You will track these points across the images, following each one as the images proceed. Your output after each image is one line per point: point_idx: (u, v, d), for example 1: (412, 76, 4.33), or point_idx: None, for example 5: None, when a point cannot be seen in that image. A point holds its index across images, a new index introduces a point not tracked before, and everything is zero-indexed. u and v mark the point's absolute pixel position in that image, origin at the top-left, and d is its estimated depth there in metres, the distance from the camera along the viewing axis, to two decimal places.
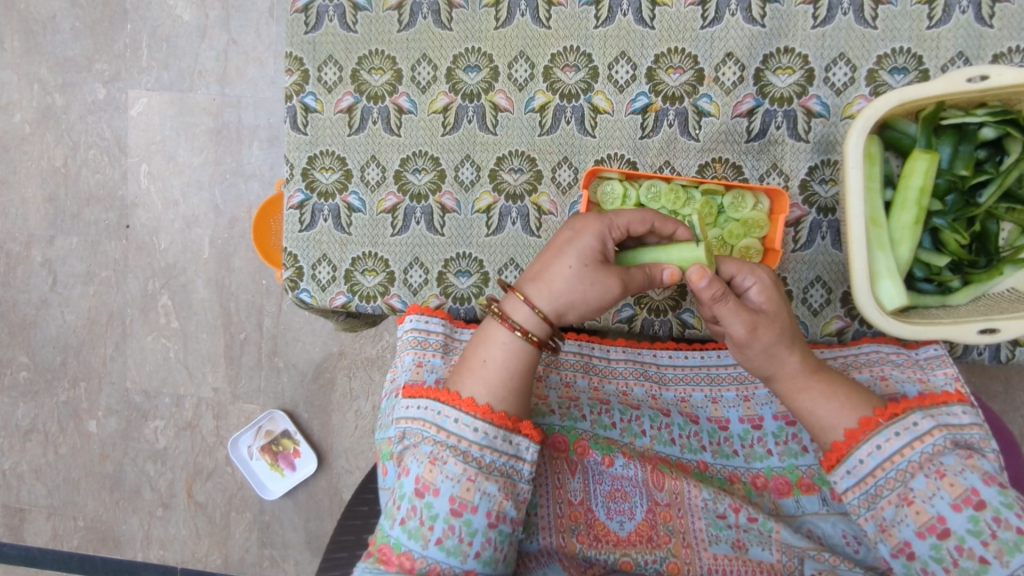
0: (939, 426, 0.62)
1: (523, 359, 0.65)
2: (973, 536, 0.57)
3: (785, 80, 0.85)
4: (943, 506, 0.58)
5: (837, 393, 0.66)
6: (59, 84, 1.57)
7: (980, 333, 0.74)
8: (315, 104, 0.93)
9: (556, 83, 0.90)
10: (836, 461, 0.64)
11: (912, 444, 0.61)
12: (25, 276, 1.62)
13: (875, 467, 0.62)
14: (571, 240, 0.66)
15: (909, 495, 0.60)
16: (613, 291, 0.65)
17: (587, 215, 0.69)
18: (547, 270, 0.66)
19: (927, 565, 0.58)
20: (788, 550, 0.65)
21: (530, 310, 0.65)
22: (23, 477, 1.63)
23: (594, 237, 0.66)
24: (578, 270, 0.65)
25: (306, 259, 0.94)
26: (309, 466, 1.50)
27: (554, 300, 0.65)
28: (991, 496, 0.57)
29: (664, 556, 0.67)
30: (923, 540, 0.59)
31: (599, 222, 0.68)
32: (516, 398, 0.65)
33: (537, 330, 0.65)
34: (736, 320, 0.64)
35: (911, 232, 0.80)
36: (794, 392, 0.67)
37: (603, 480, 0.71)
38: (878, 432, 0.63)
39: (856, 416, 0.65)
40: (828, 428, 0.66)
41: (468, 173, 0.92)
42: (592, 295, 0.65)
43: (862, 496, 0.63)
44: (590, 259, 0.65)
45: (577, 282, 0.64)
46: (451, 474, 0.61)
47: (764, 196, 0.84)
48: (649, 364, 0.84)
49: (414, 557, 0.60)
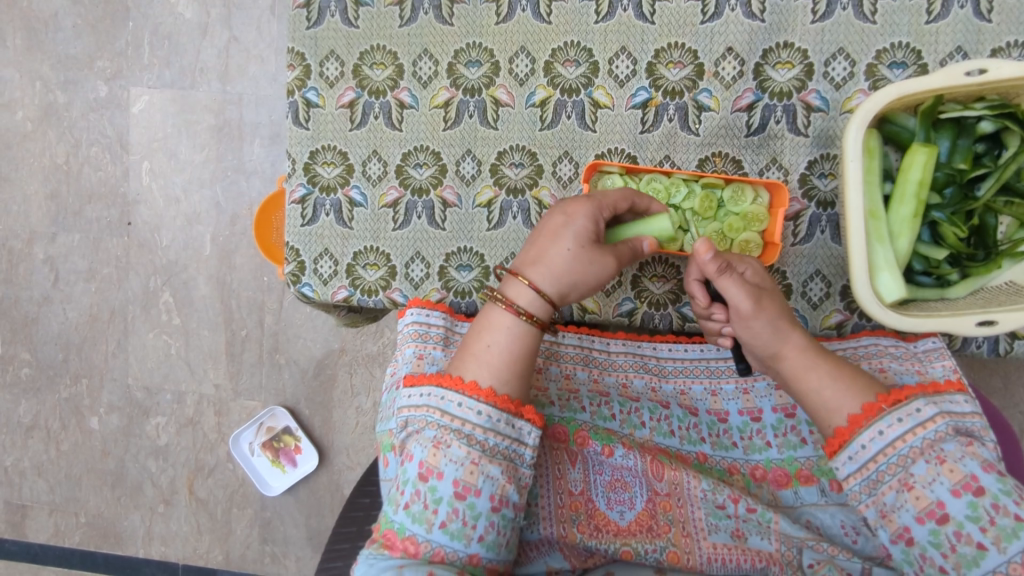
0: (942, 413, 0.63)
1: (529, 342, 0.68)
2: (971, 522, 0.57)
3: (784, 74, 0.85)
4: (943, 491, 0.58)
5: (842, 375, 0.67)
6: (61, 81, 1.58)
7: (978, 326, 0.75)
8: (317, 99, 0.94)
9: (556, 78, 0.90)
10: (839, 447, 0.65)
11: (914, 430, 0.62)
12: (26, 273, 1.62)
13: (878, 452, 0.63)
14: (565, 225, 0.71)
15: (909, 480, 0.61)
16: (609, 268, 0.71)
17: (577, 201, 0.73)
18: (545, 254, 0.70)
19: (926, 550, 0.59)
20: (787, 540, 0.65)
21: (535, 294, 0.68)
22: (25, 473, 1.64)
23: (587, 220, 0.72)
24: (577, 251, 0.69)
25: (308, 254, 0.94)
26: (310, 462, 1.50)
27: (557, 281, 0.69)
28: (990, 483, 0.57)
29: (664, 545, 0.66)
30: (922, 526, 0.59)
31: (590, 205, 0.73)
32: (522, 381, 0.67)
33: (541, 312, 0.69)
34: (742, 294, 0.70)
35: (910, 225, 0.80)
36: (801, 373, 0.68)
37: (603, 471, 0.71)
38: (880, 418, 0.63)
39: (859, 401, 0.65)
40: (835, 410, 0.66)
41: (469, 167, 0.92)
42: (591, 273, 0.70)
43: (863, 483, 0.63)
44: (585, 240, 0.70)
45: (577, 261, 0.70)
46: (455, 457, 0.62)
47: (763, 190, 0.85)
48: (649, 357, 0.85)
49: (418, 542, 0.60)
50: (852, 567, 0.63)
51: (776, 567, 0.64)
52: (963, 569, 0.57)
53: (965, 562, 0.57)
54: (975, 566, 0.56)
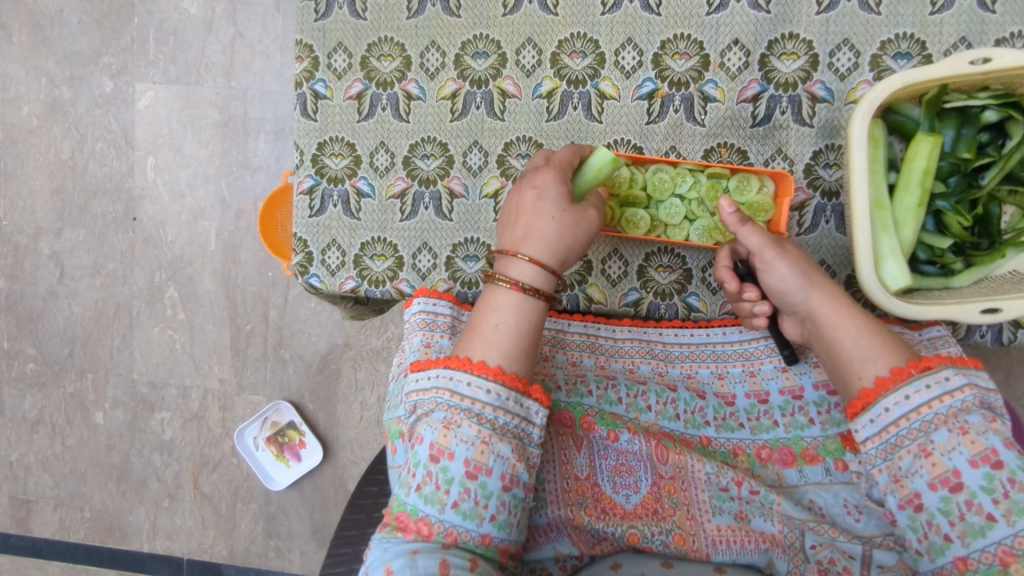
0: (970, 384, 0.63)
1: (537, 313, 0.70)
2: (985, 493, 0.57)
3: (790, 65, 0.86)
4: (961, 461, 0.59)
5: (876, 332, 0.68)
6: (66, 77, 1.58)
7: (982, 313, 0.75)
8: (325, 90, 0.94)
9: (563, 69, 0.91)
10: (862, 408, 0.65)
11: (942, 398, 0.62)
12: (31, 268, 1.63)
13: (901, 416, 0.63)
14: (541, 197, 0.74)
15: (927, 447, 0.61)
16: (594, 221, 0.76)
17: (541, 172, 0.77)
18: (538, 230, 0.73)
19: (933, 517, 0.59)
20: (790, 521, 0.66)
21: (540, 268, 0.71)
22: (30, 468, 1.64)
23: (558, 184, 0.76)
24: (563, 216, 0.74)
25: (316, 244, 0.95)
26: (314, 456, 1.51)
27: (556, 250, 0.73)
28: (1009, 458, 0.58)
29: (669, 528, 0.67)
30: (934, 492, 0.59)
31: (552, 171, 0.77)
32: (533, 354, 0.69)
33: (546, 286, 0.72)
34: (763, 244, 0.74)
35: (914, 214, 0.81)
36: (837, 322, 0.70)
37: (609, 455, 0.72)
38: (909, 382, 0.63)
39: (888, 363, 0.66)
40: (871, 359, 0.67)
41: (476, 158, 0.93)
42: (581, 230, 0.75)
43: (880, 446, 0.64)
44: (565, 204, 0.74)
45: (567, 226, 0.74)
46: (466, 437, 0.62)
47: (768, 179, 0.85)
48: (655, 343, 0.86)
49: (431, 523, 0.61)
50: (853, 550, 0.64)
51: (779, 549, 0.65)
52: (968, 538, 0.57)
53: (971, 531, 0.57)
54: (981, 536, 0.57)
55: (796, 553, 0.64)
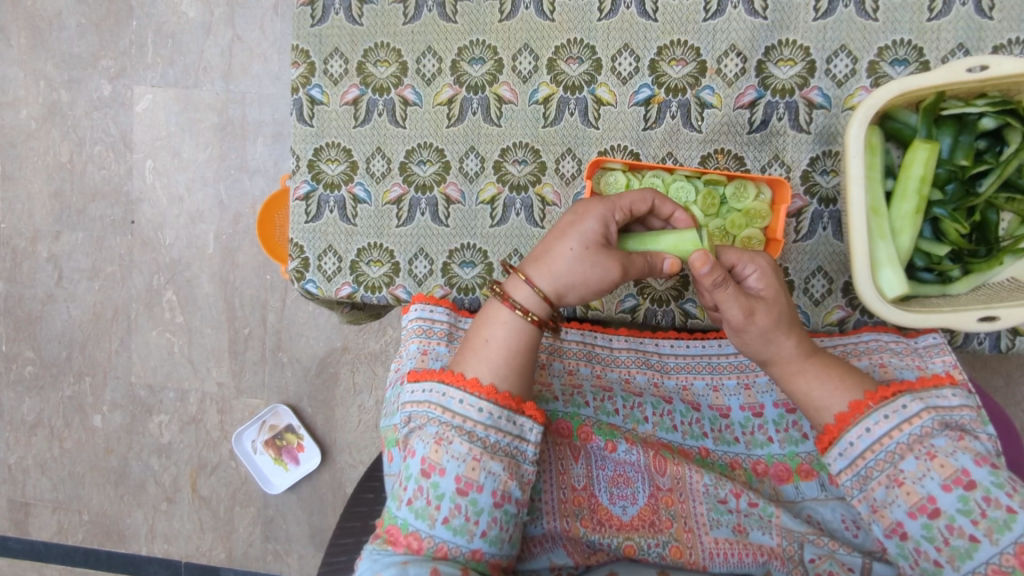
0: (927, 408, 0.64)
1: (524, 338, 0.67)
2: (963, 515, 0.58)
3: (787, 71, 0.86)
4: (934, 487, 0.60)
5: (832, 374, 0.68)
6: (65, 80, 1.58)
7: (979, 321, 0.75)
8: (321, 96, 0.94)
9: (559, 75, 0.90)
10: (829, 443, 0.66)
11: (900, 427, 0.63)
12: (30, 271, 1.63)
13: (866, 449, 0.64)
14: (573, 224, 0.69)
15: (899, 476, 0.62)
16: (613, 274, 0.67)
17: (589, 202, 0.71)
18: (549, 252, 0.68)
19: (919, 544, 0.60)
20: (788, 534, 0.66)
21: (530, 290, 0.67)
22: (29, 471, 1.64)
23: (597, 221, 0.69)
24: (579, 252, 0.67)
25: (312, 250, 0.95)
26: (312, 460, 1.51)
27: (554, 280, 0.67)
28: (981, 476, 0.59)
29: (666, 540, 0.68)
30: (915, 520, 0.60)
31: (602, 206, 0.70)
32: (518, 378, 0.67)
33: (537, 310, 0.68)
34: (734, 305, 0.66)
35: (911, 221, 0.81)
36: (789, 375, 0.70)
37: (606, 465, 0.72)
38: (868, 415, 0.64)
39: (847, 399, 0.67)
40: (824, 409, 0.68)
41: (473, 164, 0.92)
42: (592, 277, 0.67)
43: (854, 477, 0.64)
44: (591, 242, 0.68)
45: (577, 263, 0.67)
46: (456, 453, 0.62)
47: (766, 186, 0.84)
48: (651, 353, 0.85)
49: (421, 538, 0.61)
50: (852, 562, 0.64)
51: (777, 561, 0.65)
52: (956, 562, 0.58)
53: (959, 555, 0.58)
54: (968, 558, 0.57)
55: (794, 565, 0.65)
